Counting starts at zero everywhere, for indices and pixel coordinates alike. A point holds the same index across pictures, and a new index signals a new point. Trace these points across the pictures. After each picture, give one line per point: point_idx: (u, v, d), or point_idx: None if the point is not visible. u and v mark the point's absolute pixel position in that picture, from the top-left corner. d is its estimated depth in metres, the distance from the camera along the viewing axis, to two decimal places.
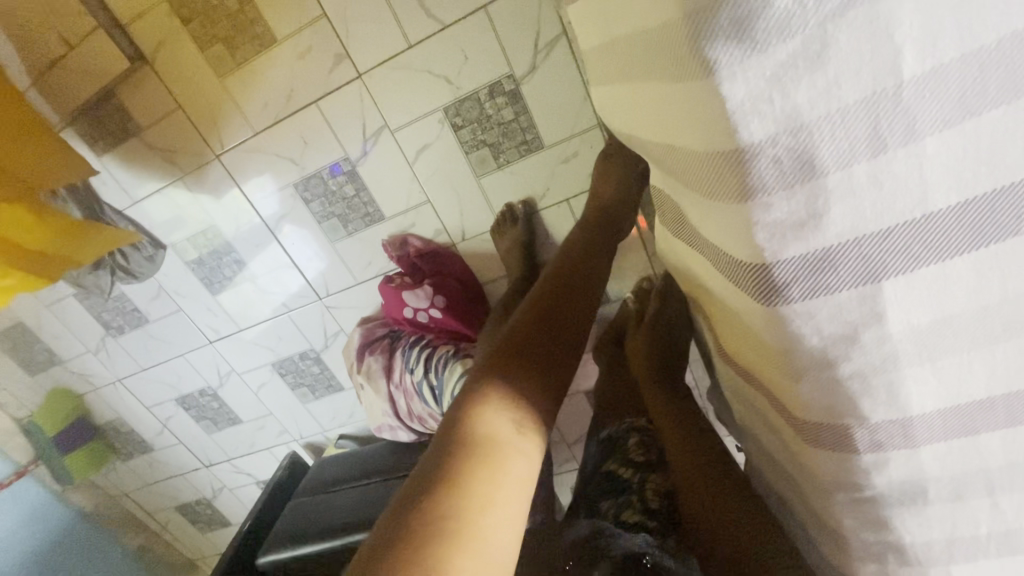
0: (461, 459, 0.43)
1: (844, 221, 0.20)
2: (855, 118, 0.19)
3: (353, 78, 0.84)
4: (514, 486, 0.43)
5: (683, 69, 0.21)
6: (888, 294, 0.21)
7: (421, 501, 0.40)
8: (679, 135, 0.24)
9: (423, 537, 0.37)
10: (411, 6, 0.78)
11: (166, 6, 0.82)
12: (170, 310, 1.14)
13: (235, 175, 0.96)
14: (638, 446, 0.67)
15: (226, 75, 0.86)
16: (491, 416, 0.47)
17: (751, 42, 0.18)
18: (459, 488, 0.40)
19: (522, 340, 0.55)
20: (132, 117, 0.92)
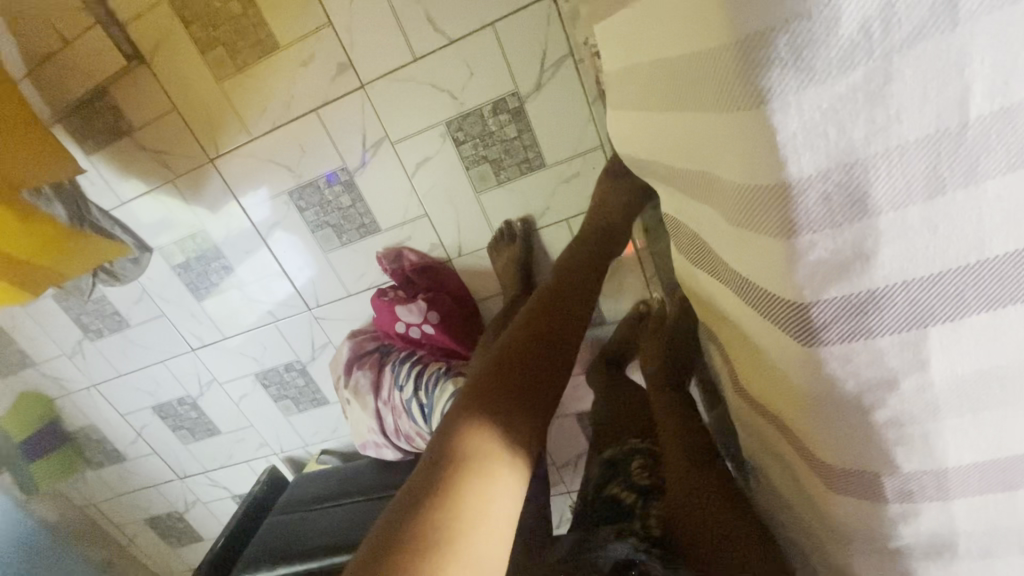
0: (451, 474, 0.42)
1: (893, 262, 0.19)
2: (912, 156, 0.18)
3: (356, 88, 0.83)
4: (504, 507, 0.41)
5: (730, 99, 0.20)
6: (933, 341, 0.20)
7: (407, 519, 0.39)
8: (718, 168, 0.23)
9: (409, 556, 0.36)
10: (419, 20, 0.77)
11: (167, 7, 0.80)
12: (153, 315, 1.11)
13: (229, 180, 0.94)
14: (641, 469, 0.63)
15: (225, 78, 0.84)
16: (484, 429, 0.46)
17: (808, 72, 0.17)
18: (447, 506, 0.39)
19: (518, 352, 0.53)
20: (125, 117, 0.90)
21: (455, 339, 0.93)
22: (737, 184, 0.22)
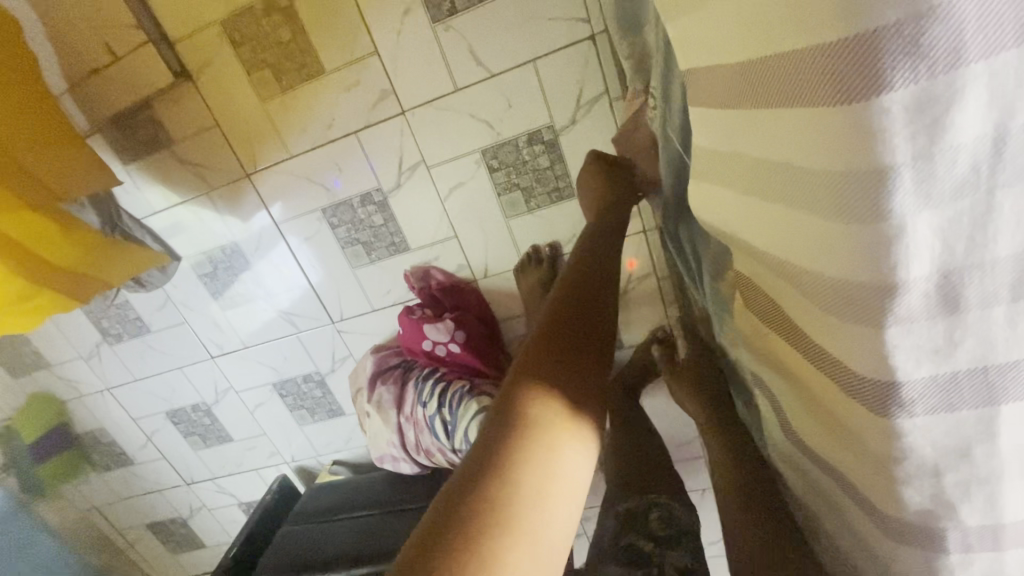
0: (513, 445, 0.40)
1: (974, 351, 0.21)
2: (1006, 269, 0.19)
3: (396, 114, 0.86)
4: (568, 480, 0.40)
5: (833, 207, 0.21)
6: (1005, 417, 0.22)
7: (471, 493, 0.37)
8: (806, 253, 0.25)
9: (477, 533, 0.35)
10: (462, 53, 0.80)
11: (218, 28, 0.83)
12: (175, 322, 1.12)
13: (263, 194, 0.96)
14: (660, 523, 0.68)
15: (269, 99, 0.87)
16: (542, 396, 0.43)
17: (925, 198, 0.19)
18: (511, 481, 0.38)
19: (569, 323, 0.50)
20: (165, 130, 0.92)
21: (479, 360, 0.95)
22: (828, 274, 0.24)
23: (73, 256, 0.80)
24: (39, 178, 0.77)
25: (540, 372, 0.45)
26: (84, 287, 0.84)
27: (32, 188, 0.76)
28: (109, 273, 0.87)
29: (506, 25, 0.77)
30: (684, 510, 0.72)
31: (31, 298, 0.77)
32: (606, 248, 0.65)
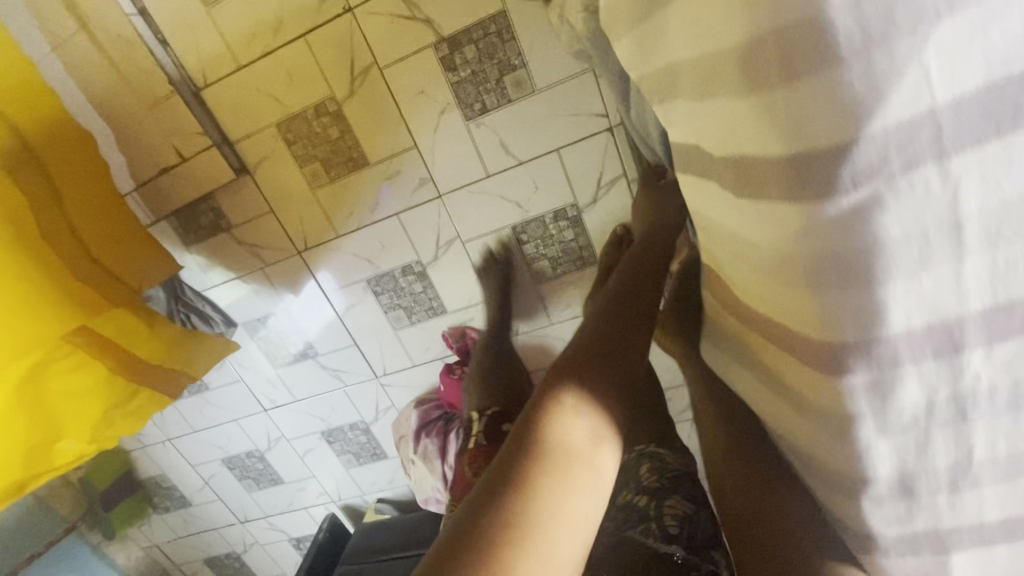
0: (536, 462, 0.42)
1: (928, 520, 0.30)
2: (942, 473, 0.28)
3: (434, 197, 0.95)
4: (583, 514, 0.41)
5: (822, 422, 0.29)
6: (954, 559, 0.31)
7: (492, 502, 0.39)
8: (803, 437, 0.33)
9: (492, 541, 0.37)
10: (493, 145, 0.89)
11: (272, 130, 0.92)
12: (232, 379, 1.23)
13: (312, 268, 1.05)
14: (649, 472, 0.71)
15: (319, 188, 0.96)
16: (567, 420, 0.45)
17: (884, 430, 0.27)
18: (529, 496, 0.40)
19: (599, 357, 0.50)
20: (225, 217, 1.02)
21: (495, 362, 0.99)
22: (819, 457, 0.32)
23: (154, 345, 0.94)
24: (115, 271, 0.88)
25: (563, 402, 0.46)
26: (171, 378, 0.97)
27: (112, 286, 0.87)
28: (191, 364, 1.00)
29: (532, 120, 0.86)
30: (676, 458, 0.75)
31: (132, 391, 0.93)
32: (652, 263, 0.64)
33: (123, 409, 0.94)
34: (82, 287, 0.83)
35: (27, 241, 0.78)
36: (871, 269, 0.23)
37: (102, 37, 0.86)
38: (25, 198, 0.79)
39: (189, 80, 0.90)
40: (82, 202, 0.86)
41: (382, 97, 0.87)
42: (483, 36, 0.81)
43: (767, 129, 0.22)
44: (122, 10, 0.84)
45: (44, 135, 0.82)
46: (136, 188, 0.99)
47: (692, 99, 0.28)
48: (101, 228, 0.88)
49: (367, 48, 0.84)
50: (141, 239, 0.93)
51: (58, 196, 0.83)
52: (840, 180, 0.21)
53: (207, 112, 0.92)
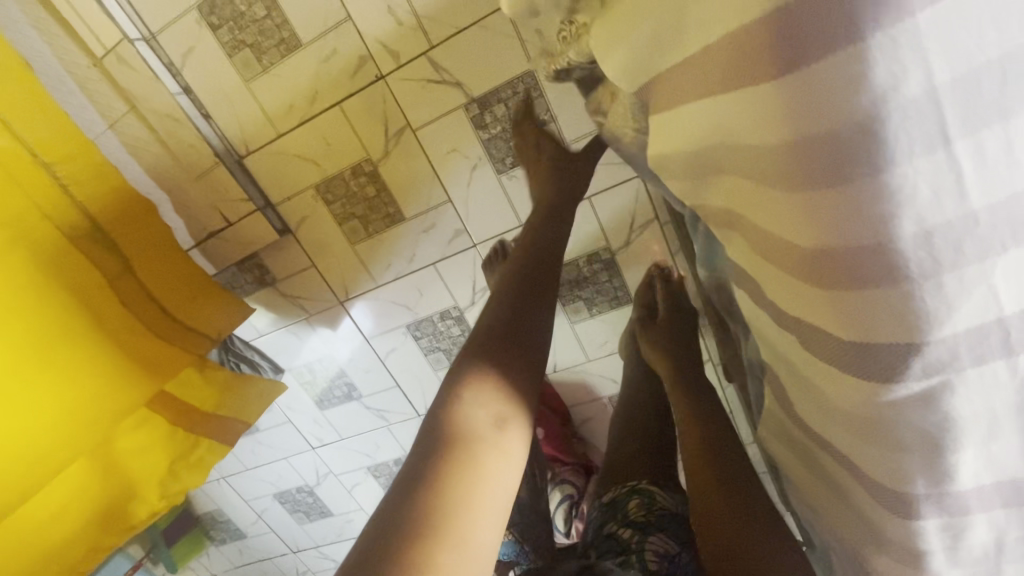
0: (442, 457, 0.48)
1: None
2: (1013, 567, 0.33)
3: (469, 246, 0.97)
4: (489, 496, 0.47)
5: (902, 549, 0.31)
6: None
7: (408, 504, 0.45)
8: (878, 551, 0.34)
9: (412, 537, 0.43)
10: (525, 196, 0.91)
11: (312, 192, 0.96)
12: (280, 421, 1.28)
13: (353, 316, 1.09)
14: (638, 507, 0.68)
15: (358, 242, 1.00)
16: (468, 414, 0.51)
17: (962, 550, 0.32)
18: (438, 491, 0.46)
19: (491, 343, 0.55)
20: (270, 272, 1.06)
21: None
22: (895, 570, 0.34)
23: (205, 397, 0.98)
24: (179, 321, 0.93)
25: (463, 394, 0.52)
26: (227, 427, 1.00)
27: (171, 334, 0.91)
28: (246, 411, 1.03)
29: None
30: (671, 497, 0.71)
31: (190, 444, 0.98)
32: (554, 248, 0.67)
33: (184, 463, 0.97)
34: (156, 353, 0.88)
35: (99, 316, 0.84)
36: (947, 442, 0.27)
37: (151, 117, 0.91)
38: (99, 272, 0.86)
39: (232, 149, 0.94)
40: (153, 270, 0.91)
41: (415, 156, 0.90)
42: (511, 95, 0.83)
43: (833, 315, 0.26)
44: (168, 91, 0.89)
45: (109, 212, 0.86)
46: (197, 246, 1.03)
47: (752, 250, 0.31)
48: (170, 289, 0.93)
49: (400, 111, 0.87)
50: (208, 290, 0.97)
51: (130, 267, 0.89)
52: (910, 364, 0.25)
53: (250, 178, 0.96)
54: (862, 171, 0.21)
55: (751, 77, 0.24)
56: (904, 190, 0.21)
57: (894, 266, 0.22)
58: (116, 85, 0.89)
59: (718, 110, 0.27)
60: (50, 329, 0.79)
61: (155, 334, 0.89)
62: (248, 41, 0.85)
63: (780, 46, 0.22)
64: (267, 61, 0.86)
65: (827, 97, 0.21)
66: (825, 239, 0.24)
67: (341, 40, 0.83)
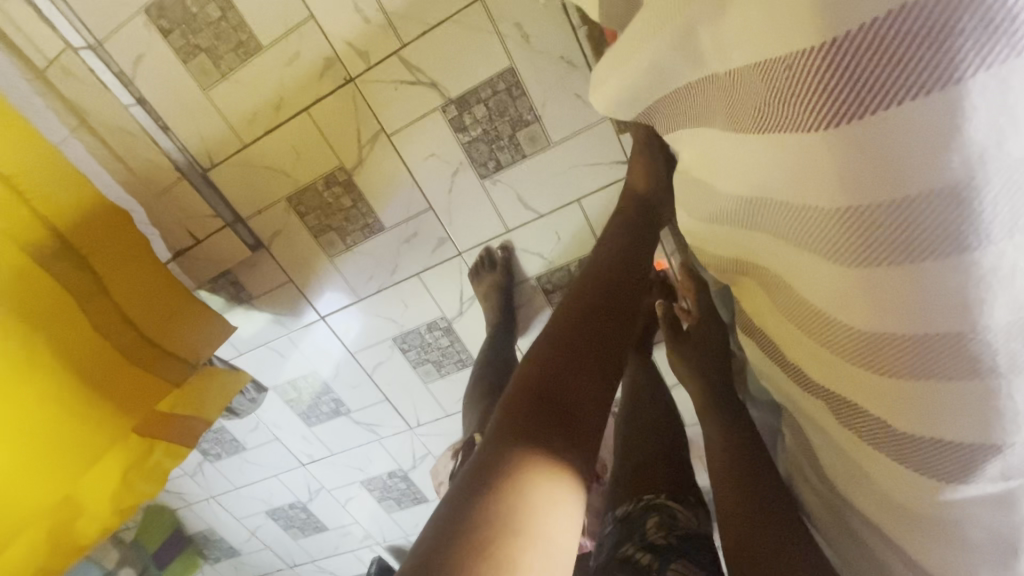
0: (519, 453, 0.44)
1: None
2: None
3: (453, 255, 0.92)
4: (565, 504, 0.43)
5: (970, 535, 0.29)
6: None
7: (483, 496, 0.41)
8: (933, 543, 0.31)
9: (485, 534, 0.39)
10: (511, 201, 0.86)
11: (284, 204, 0.90)
12: (267, 440, 1.23)
13: (337, 330, 1.04)
14: (657, 528, 0.62)
15: (336, 254, 0.94)
16: (547, 415, 0.46)
17: None
18: (516, 488, 0.41)
19: (572, 345, 0.52)
20: (246, 289, 1.00)
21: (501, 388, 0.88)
22: None
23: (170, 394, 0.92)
24: (149, 336, 0.86)
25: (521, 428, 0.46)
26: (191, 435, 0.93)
27: (140, 349, 0.84)
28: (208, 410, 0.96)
29: (551, 173, 0.82)
30: (687, 513, 0.66)
31: (148, 448, 0.88)
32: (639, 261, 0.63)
33: (139, 470, 0.89)
34: (126, 377, 0.82)
35: (64, 334, 0.78)
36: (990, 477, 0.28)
37: (106, 132, 0.85)
38: (66, 290, 0.79)
39: (195, 163, 0.88)
40: (121, 282, 0.84)
41: (391, 162, 0.84)
42: (492, 94, 0.77)
43: (906, 374, 0.28)
44: (124, 104, 0.83)
45: (78, 224, 0.80)
46: (173, 260, 0.96)
47: (801, 262, 0.31)
48: (138, 301, 0.86)
49: (373, 116, 0.81)
50: (177, 300, 0.90)
51: (103, 284, 0.82)
52: (988, 466, 0.28)
53: (215, 192, 0.90)
54: (947, 252, 0.23)
55: (793, 135, 0.26)
56: (992, 274, 0.22)
57: (976, 352, 0.24)
58: (64, 99, 0.83)
59: (767, 163, 0.29)
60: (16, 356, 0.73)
61: (125, 358, 0.83)
62: (202, 46, 0.78)
63: (837, 110, 0.23)
64: (225, 66, 0.79)
65: (902, 165, 0.22)
66: (898, 309, 0.25)
67: (304, 42, 0.76)
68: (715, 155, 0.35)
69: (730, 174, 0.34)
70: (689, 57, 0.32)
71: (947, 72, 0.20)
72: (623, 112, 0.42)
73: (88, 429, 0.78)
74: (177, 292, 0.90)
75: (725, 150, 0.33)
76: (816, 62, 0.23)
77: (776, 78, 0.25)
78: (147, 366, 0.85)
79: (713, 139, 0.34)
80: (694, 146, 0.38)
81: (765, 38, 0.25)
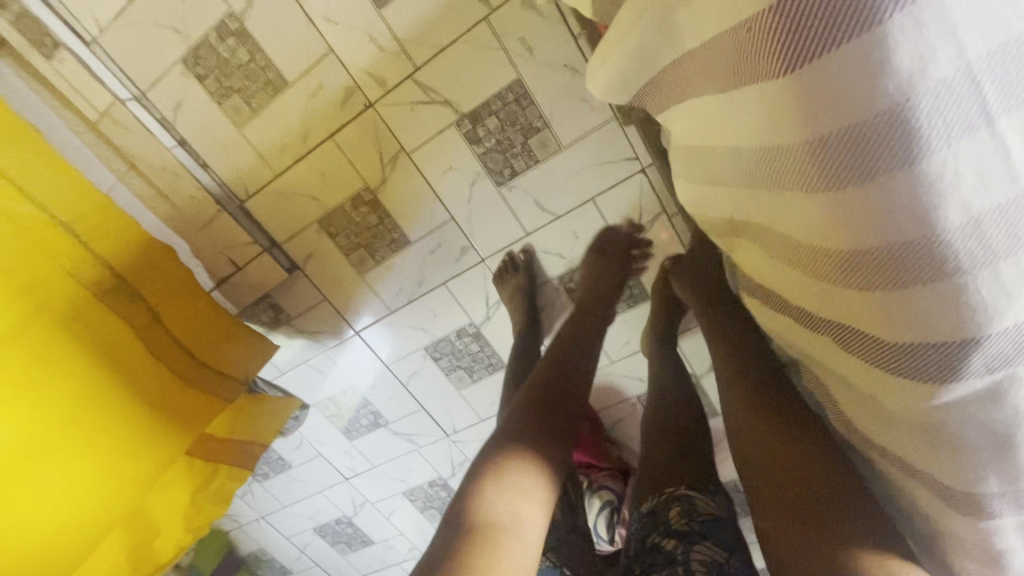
0: (495, 477, 0.55)
1: None
2: None
3: (477, 262, 0.96)
4: (532, 520, 0.53)
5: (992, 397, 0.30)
6: None
7: (467, 514, 0.52)
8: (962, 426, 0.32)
9: (467, 544, 0.49)
10: (528, 206, 0.89)
11: (316, 227, 0.95)
12: (311, 456, 1.28)
13: (371, 344, 1.09)
14: (678, 515, 0.62)
15: (367, 271, 0.99)
16: (520, 449, 0.58)
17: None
18: (490, 504, 0.52)
19: (537, 395, 0.64)
20: (284, 311, 1.06)
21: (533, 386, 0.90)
22: None
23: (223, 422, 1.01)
24: (203, 360, 0.93)
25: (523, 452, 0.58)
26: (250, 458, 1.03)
27: (194, 373, 0.92)
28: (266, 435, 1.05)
29: (564, 175, 0.86)
30: (712, 498, 0.65)
31: (211, 472, 0.99)
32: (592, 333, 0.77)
33: (207, 492, 0.99)
34: (186, 402, 0.89)
35: (125, 364, 0.84)
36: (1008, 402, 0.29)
37: (153, 173, 0.92)
38: (124, 323, 0.85)
39: (231, 194, 0.94)
40: (173, 312, 0.91)
41: (412, 178, 0.89)
42: (502, 106, 0.81)
43: (882, 288, 0.30)
44: (168, 146, 0.90)
45: (130, 262, 0.87)
46: (216, 288, 1.02)
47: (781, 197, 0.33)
48: (189, 328, 0.93)
49: (392, 135, 0.86)
50: (223, 326, 0.97)
51: (156, 316, 0.89)
52: (971, 362, 0.29)
53: (252, 221, 0.96)
54: (895, 166, 0.26)
55: (759, 84, 0.29)
56: (940, 177, 0.25)
57: (943, 256, 0.27)
58: (115, 146, 0.91)
59: (744, 115, 0.32)
60: (85, 388, 0.79)
61: (183, 382, 0.90)
62: (235, 87, 0.85)
63: (790, 58, 0.27)
64: (256, 103, 0.86)
65: (847, 97, 0.26)
66: (864, 229, 0.28)
67: (326, 74, 0.83)
68: (710, 131, 0.38)
69: (717, 132, 0.37)
70: (672, 37, 0.36)
71: (871, 15, 0.24)
72: (616, 96, 0.46)
73: (154, 449, 0.85)
74: (224, 320, 0.97)
75: (712, 125, 0.36)
76: (764, 19, 0.27)
77: (742, 39, 0.29)
78: (203, 388, 0.92)
79: (695, 106, 0.38)
80: (683, 129, 0.41)
81: (729, 6, 0.29)
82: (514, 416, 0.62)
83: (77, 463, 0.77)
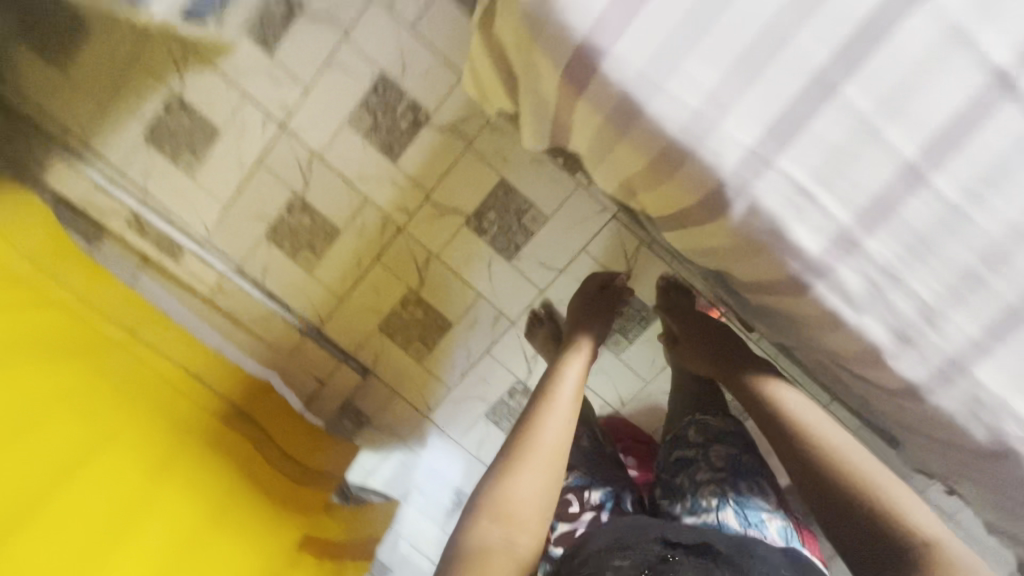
0: (483, 509, 0.63)
1: None
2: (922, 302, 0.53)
3: (509, 326, 1.17)
4: (517, 545, 0.61)
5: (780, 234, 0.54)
6: None
7: (458, 547, 0.61)
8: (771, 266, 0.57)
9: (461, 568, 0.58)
10: (537, 269, 1.12)
11: (378, 333, 1.19)
12: (409, 555, 1.37)
13: (440, 424, 1.26)
14: (695, 431, 0.82)
15: (424, 358, 1.20)
16: (507, 483, 0.65)
17: None
18: (478, 536, 0.61)
19: (520, 434, 0.72)
20: (364, 412, 1.26)
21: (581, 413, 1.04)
22: None
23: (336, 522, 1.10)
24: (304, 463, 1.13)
25: (543, 414, 0.74)
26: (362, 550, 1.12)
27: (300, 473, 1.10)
28: (368, 527, 1.18)
29: (555, 239, 1.09)
30: (720, 421, 0.85)
31: (340, 565, 1.01)
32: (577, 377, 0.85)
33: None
34: (300, 494, 1.06)
35: (253, 467, 1.01)
36: None
37: (253, 324, 1.20)
38: (247, 437, 1.05)
39: (311, 324, 1.20)
40: (279, 428, 1.14)
41: (443, 272, 1.14)
42: (496, 200, 1.08)
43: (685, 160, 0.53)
44: (262, 299, 1.19)
45: (244, 393, 1.11)
46: (306, 407, 1.25)
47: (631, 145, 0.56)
48: (292, 439, 1.14)
49: (422, 245, 1.13)
50: (314, 436, 1.20)
51: (264, 431, 1.10)
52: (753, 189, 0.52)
53: (329, 341, 1.21)
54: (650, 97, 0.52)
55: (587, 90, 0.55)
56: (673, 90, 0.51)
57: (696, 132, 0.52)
58: (224, 311, 1.20)
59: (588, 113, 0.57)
60: (225, 486, 0.93)
61: (297, 480, 1.08)
62: (304, 244, 1.16)
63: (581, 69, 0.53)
64: (320, 251, 1.16)
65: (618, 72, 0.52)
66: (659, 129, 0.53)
67: (368, 215, 1.13)
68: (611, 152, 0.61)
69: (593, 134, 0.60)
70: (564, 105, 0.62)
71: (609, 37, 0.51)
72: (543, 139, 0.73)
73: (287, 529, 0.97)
74: (315, 431, 1.21)
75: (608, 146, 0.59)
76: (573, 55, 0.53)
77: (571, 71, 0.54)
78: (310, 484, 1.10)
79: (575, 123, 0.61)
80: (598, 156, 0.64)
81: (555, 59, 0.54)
82: (503, 453, 0.70)
83: (228, 550, 0.86)
